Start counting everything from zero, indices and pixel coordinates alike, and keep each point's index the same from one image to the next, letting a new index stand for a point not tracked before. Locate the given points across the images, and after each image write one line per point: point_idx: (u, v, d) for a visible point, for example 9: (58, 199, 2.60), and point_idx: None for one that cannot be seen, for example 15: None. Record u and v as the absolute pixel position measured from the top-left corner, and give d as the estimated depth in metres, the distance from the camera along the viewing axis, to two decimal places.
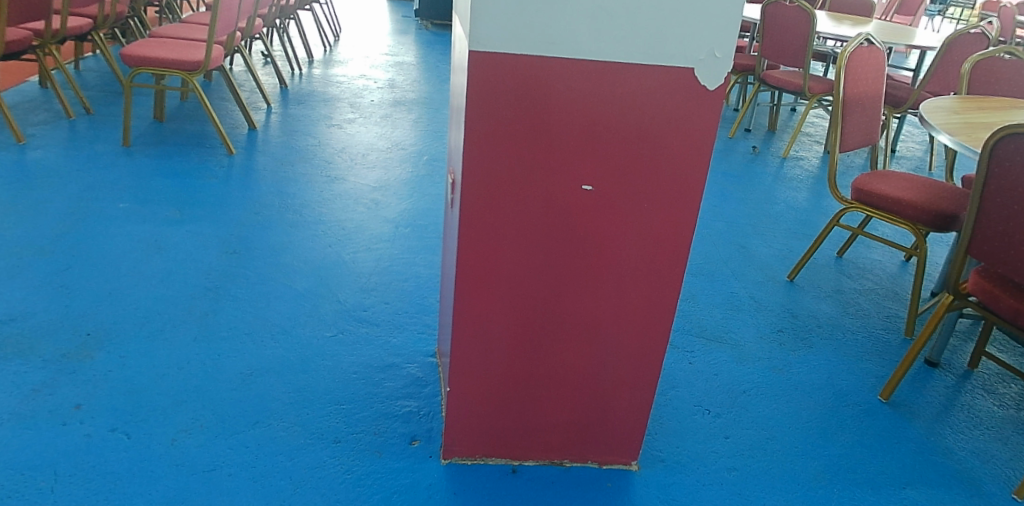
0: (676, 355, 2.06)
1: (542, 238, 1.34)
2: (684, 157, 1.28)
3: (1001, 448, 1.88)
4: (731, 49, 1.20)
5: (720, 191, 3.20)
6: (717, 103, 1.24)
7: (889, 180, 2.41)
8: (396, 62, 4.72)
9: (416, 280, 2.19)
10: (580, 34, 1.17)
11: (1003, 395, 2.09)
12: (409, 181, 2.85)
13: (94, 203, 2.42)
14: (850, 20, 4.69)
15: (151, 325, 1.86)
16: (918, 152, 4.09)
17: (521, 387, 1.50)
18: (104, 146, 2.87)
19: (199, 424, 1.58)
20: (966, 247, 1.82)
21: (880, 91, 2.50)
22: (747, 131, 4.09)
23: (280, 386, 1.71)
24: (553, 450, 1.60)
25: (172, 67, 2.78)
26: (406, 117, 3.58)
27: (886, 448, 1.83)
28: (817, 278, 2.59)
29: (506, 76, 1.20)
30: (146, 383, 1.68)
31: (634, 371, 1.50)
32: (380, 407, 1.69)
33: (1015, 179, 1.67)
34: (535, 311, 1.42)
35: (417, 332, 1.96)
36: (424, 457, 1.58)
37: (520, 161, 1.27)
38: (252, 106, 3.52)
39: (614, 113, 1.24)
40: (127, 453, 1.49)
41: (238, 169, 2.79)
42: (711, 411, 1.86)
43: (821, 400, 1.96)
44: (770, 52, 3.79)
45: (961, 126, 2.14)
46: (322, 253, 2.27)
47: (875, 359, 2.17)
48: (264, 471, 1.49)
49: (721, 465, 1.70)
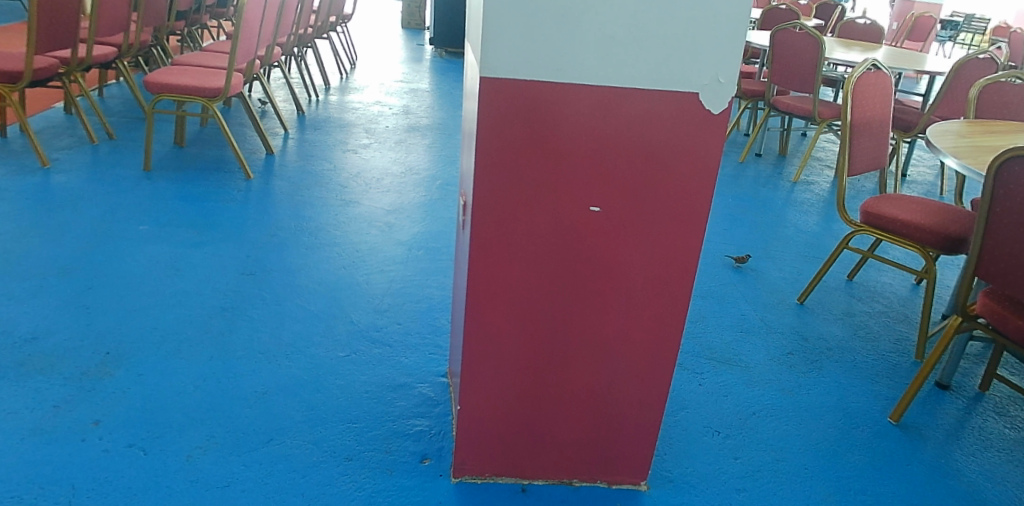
0: (685, 377, 2.07)
1: (551, 259, 1.37)
2: (691, 178, 1.31)
3: (1011, 471, 1.89)
4: (735, 74, 1.24)
5: (731, 215, 3.22)
6: (720, 127, 1.27)
7: (898, 203, 2.44)
8: (411, 88, 4.80)
9: (428, 302, 2.22)
10: (587, 60, 1.21)
11: (1014, 417, 2.11)
12: (422, 204, 2.90)
13: (115, 225, 2.48)
14: (860, 47, 4.72)
15: (168, 345, 1.90)
16: (929, 177, 4.10)
17: (530, 407, 1.52)
18: (125, 170, 2.94)
19: (214, 442, 1.61)
20: (972, 270, 1.85)
21: (889, 114, 2.52)
22: (758, 156, 4.11)
23: (294, 404, 1.74)
24: (562, 469, 1.61)
25: (193, 93, 2.85)
26: (420, 142, 3.64)
27: (896, 469, 1.83)
28: (826, 300, 2.60)
29: (517, 102, 1.24)
30: (165, 400, 1.72)
31: (648, 390, 1.52)
32: (391, 426, 1.71)
33: (1018, 203, 1.70)
34: (546, 330, 1.44)
35: (428, 353, 1.98)
36: (434, 475, 1.60)
37: (530, 183, 1.30)
38: (270, 132, 3.59)
39: (621, 137, 1.27)
40: (142, 469, 1.53)
41: (255, 194, 2.85)
42: (720, 432, 1.87)
43: (832, 422, 1.97)
44: (779, 78, 3.83)
45: (967, 150, 2.17)
46: (336, 275, 2.31)
47: (885, 381, 2.17)
48: (276, 487, 1.52)
49: (729, 485, 1.70)
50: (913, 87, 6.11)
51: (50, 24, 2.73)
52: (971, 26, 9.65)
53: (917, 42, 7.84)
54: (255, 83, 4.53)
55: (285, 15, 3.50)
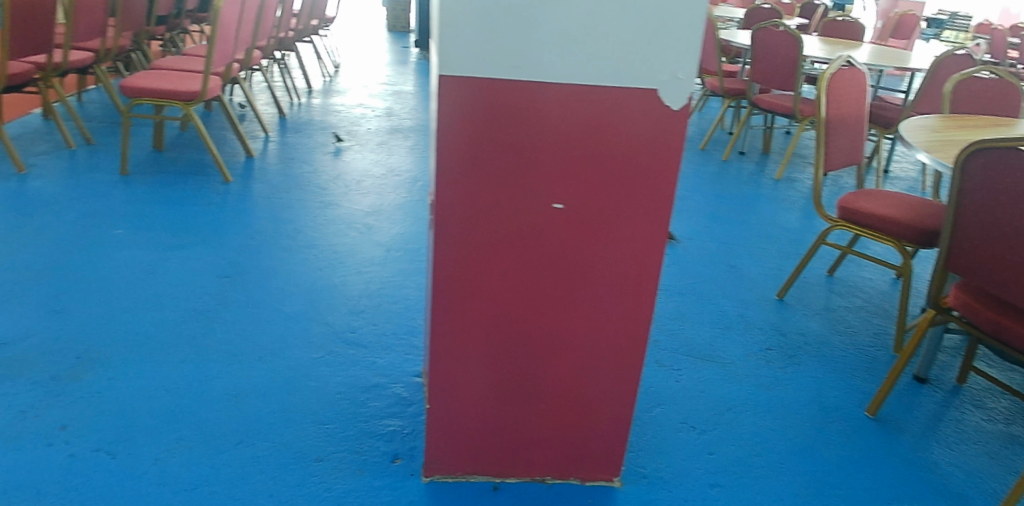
0: (662, 374, 2.07)
1: (517, 257, 1.37)
2: (654, 173, 1.31)
3: (987, 463, 1.89)
4: (694, 71, 1.24)
5: (712, 212, 3.23)
6: (681, 123, 1.27)
7: (874, 198, 2.45)
8: (395, 91, 4.80)
9: (405, 302, 2.22)
10: (545, 58, 1.21)
11: (990, 409, 2.12)
12: (403, 205, 2.90)
13: (90, 230, 2.47)
14: (842, 45, 4.75)
15: (140, 349, 1.89)
16: (911, 172, 4.12)
17: (501, 405, 1.52)
18: (102, 175, 2.93)
19: (184, 444, 1.61)
20: (943, 261, 1.89)
21: (864, 110, 2.54)
22: (741, 154, 4.13)
23: (266, 406, 1.74)
24: (535, 467, 1.61)
25: (170, 97, 2.85)
26: (402, 144, 3.64)
27: (872, 462, 1.84)
28: (805, 295, 2.60)
29: (476, 100, 1.24)
30: (135, 403, 1.71)
31: (618, 386, 1.52)
32: (364, 426, 1.71)
33: (983, 195, 1.74)
34: (514, 327, 1.44)
35: (404, 353, 1.98)
36: (405, 474, 1.60)
37: (493, 180, 1.30)
38: (250, 135, 3.59)
39: (582, 133, 1.27)
40: (110, 472, 1.52)
41: (234, 196, 2.84)
42: (695, 428, 1.87)
43: (808, 416, 1.97)
44: (760, 76, 3.84)
45: (940, 144, 2.18)
46: (313, 277, 2.31)
47: (862, 375, 2.18)
48: (245, 489, 1.51)
49: (702, 481, 1.70)
50: (896, 84, 6.15)
51: (25, 29, 2.72)
52: (955, 24, 9.71)
53: (901, 41, 7.89)
54: (237, 87, 4.52)
55: (264, 18, 3.50)
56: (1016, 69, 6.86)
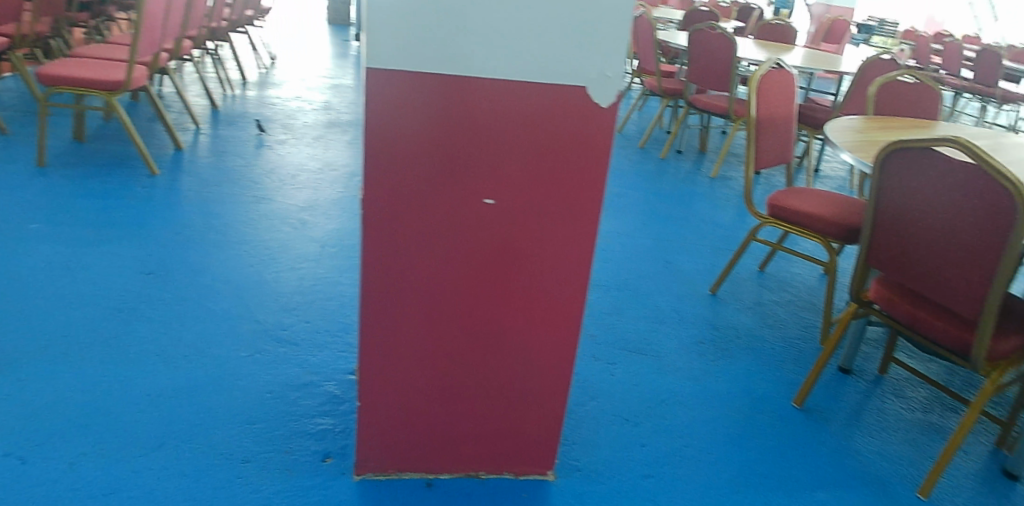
0: (597, 368, 2.09)
1: (448, 252, 1.36)
2: (584, 169, 1.32)
3: (905, 450, 1.98)
4: (622, 68, 1.25)
5: (650, 209, 3.28)
6: (611, 120, 1.28)
7: (802, 196, 2.53)
8: (333, 84, 4.71)
9: (340, 299, 2.18)
10: (474, 53, 1.20)
11: (909, 398, 2.22)
12: (339, 200, 2.85)
13: (3, 224, 2.35)
14: (776, 48, 4.89)
15: (55, 349, 1.80)
16: (840, 172, 4.27)
17: (433, 401, 1.51)
18: (18, 167, 2.78)
19: (101, 448, 1.54)
20: (865, 255, 1.97)
21: (792, 110, 2.62)
22: (678, 152, 4.21)
23: (191, 406, 1.68)
24: (469, 463, 1.60)
25: (91, 86, 2.73)
26: (339, 138, 3.58)
27: (798, 451, 1.89)
28: (737, 290, 2.67)
29: (405, 94, 1.22)
30: (48, 406, 1.63)
31: (551, 381, 1.52)
32: (294, 425, 1.67)
33: (901, 192, 1.82)
34: (446, 323, 1.43)
35: (337, 350, 1.94)
36: (336, 473, 1.57)
37: (422, 175, 1.29)
38: (179, 127, 3.47)
39: (512, 129, 1.27)
40: (20, 479, 1.44)
41: (161, 190, 2.74)
42: (629, 421, 1.90)
43: (738, 408, 2.02)
44: (696, 77, 3.92)
45: (863, 144, 2.27)
46: (244, 273, 2.25)
47: (790, 367, 2.25)
48: (167, 493, 1.46)
49: (635, 472, 1.73)
50: (827, 87, 6.37)
51: None
52: (883, 30, 10.12)
53: (832, 45, 8.17)
54: (166, 77, 4.37)
55: (195, 7, 3.38)
56: (936, 74, 7.20)
